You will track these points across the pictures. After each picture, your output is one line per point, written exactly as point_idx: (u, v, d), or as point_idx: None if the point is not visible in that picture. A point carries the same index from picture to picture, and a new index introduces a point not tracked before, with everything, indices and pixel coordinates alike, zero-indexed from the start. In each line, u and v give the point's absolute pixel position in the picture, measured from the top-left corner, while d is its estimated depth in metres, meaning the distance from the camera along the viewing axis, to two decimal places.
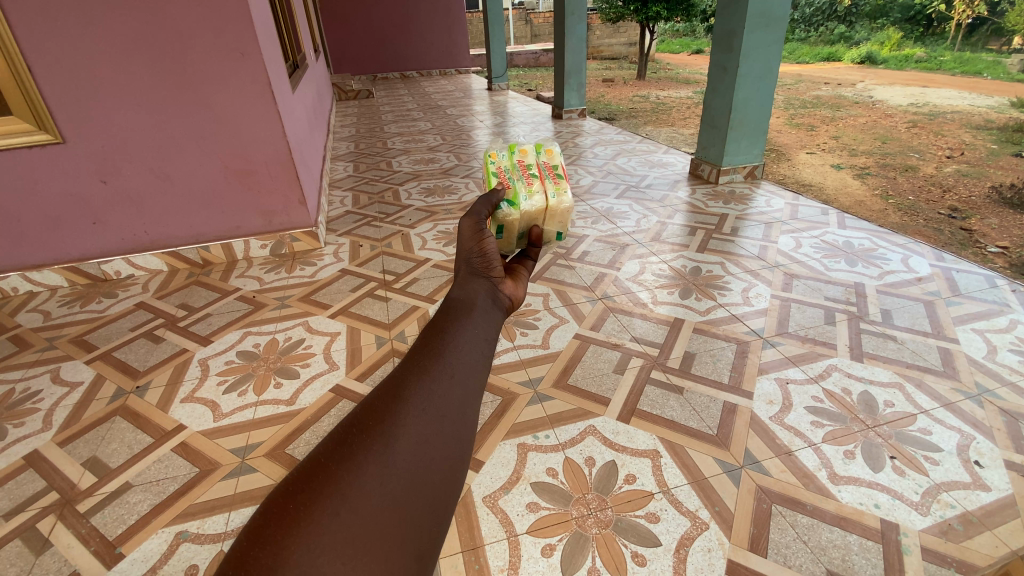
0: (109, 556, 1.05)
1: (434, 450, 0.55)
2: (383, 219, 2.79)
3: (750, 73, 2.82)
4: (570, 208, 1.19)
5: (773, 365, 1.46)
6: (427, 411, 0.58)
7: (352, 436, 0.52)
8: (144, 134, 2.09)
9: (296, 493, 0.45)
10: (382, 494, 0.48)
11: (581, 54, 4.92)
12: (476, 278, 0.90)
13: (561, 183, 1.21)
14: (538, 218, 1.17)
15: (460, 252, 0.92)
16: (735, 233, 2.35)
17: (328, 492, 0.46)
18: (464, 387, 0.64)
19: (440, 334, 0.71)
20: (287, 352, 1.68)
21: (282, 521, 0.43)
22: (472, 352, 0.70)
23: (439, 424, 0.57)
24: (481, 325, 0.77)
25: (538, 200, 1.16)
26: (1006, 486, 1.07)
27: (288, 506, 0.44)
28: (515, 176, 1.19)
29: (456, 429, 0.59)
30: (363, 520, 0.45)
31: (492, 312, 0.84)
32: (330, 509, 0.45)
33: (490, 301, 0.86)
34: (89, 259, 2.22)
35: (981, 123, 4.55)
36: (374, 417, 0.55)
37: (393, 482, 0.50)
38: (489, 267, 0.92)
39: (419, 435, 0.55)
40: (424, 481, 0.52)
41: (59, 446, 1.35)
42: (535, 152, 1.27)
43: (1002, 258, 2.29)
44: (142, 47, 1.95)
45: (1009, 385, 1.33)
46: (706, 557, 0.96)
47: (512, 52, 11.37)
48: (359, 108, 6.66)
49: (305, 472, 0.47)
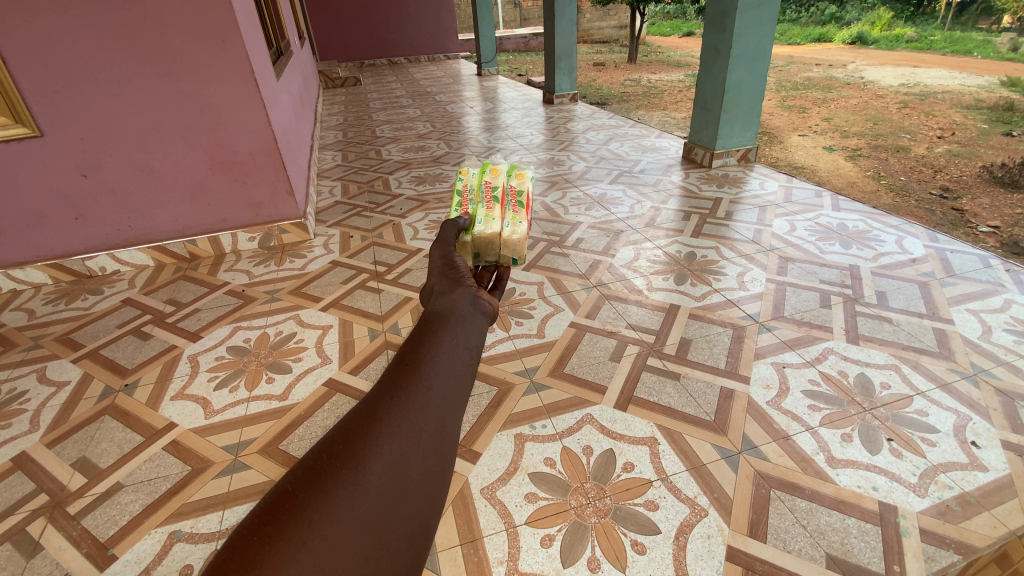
0: (101, 558, 1.03)
1: (415, 460, 0.45)
2: (374, 209, 2.75)
3: (743, 53, 2.77)
4: (523, 239, 1.21)
5: (768, 350, 1.45)
6: (406, 416, 0.48)
7: (323, 455, 0.43)
8: (124, 125, 2.02)
9: (259, 524, 0.36)
10: (355, 516, 0.39)
11: (572, 37, 4.84)
12: (448, 287, 0.77)
13: (519, 213, 1.27)
14: (493, 243, 1.22)
15: (432, 272, 0.84)
16: (729, 217, 2.33)
17: (294, 520, 0.37)
18: (449, 382, 0.54)
19: (417, 335, 0.61)
20: (278, 346, 1.65)
21: (246, 556, 0.34)
22: (456, 346, 0.60)
23: (419, 428, 0.48)
24: (461, 328, 0.64)
25: (494, 226, 1.21)
26: (1003, 466, 1.07)
27: (250, 540, 0.35)
28: (477, 199, 1.29)
29: (441, 430, 0.49)
30: (334, 546, 0.36)
31: (473, 319, 0.68)
32: (297, 539, 0.36)
33: (465, 303, 0.71)
34: (73, 255, 2.17)
35: (971, 103, 4.55)
36: (344, 430, 0.46)
37: (366, 499, 0.41)
38: (464, 276, 0.80)
39: (398, 441, 0.46)
40: (402, 494, 0.43)
41: (47, 446, 1.33)
42: (508, 176, 1.36)
43: (993, 237, 2.30)
44: (119, 35, 1.88)
45: (1005, 364, 1.33)
46: (706, 544, 0.96)
47: (503, 36, 11.20)
48: (347, 96, 6.56)
49: (267, 503, 0.38)
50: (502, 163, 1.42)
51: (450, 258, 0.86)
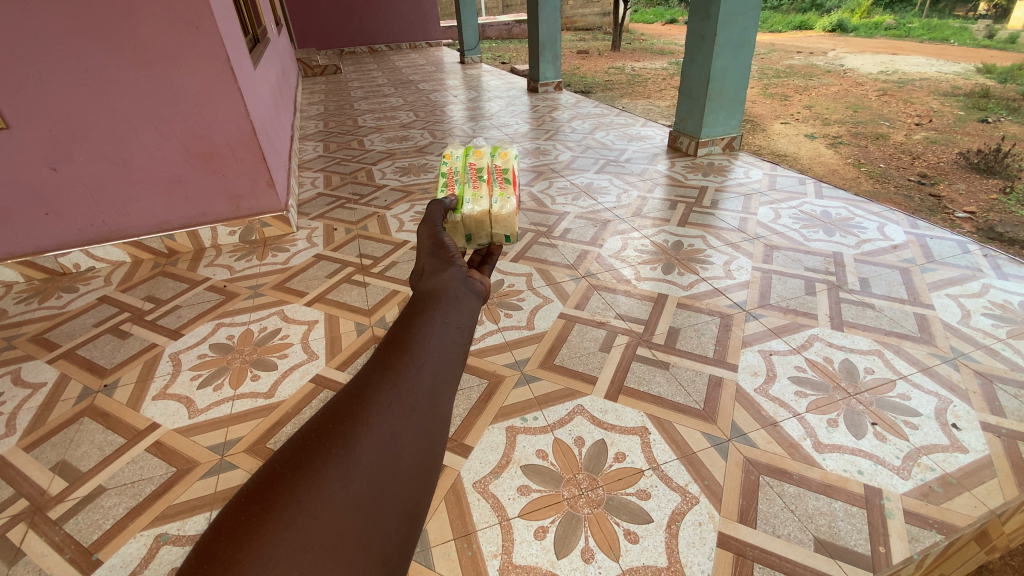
0: (86, 563, 1.00)
1: (405, 441, 0.44)
2: (358, 201, 2.70)
3: (728, 41, 2.77)
4: (513, 215, 1.23)
5: (756, 338, 1.47)
6: (397, 394, 0.47)
7: (312, 433, 0.41)
8: (94, 117, 1.94)
9: (245, 502, 0.34)
10: (344, 496, 0.38)
11: (556, 24, 4.79)
12: (438, 266, 0.75)
13: (507, 190, 1.27)
14: (484, 222, 1.24)
15: (421, 252, 0.82)
16: (715, 206, 2.35)
17: (283, 499, 0.35)
18: (440, 362, 0.53)
19: (408, 313, 0.59)
20: (263, 342, 1.62)
21: (234, 535, 0.32)
22: (448, 326, 0.59)
23: (410, 408, 0.47)
24: (453, 307, 0.63)
25: (483, 204, 1.23)
26: (982, 447, 1.10)
27: (238, 518, 0.33)
28: (462, 180, 1.29)
29: (432, 412, 0.48)
30: (324, 524, 0.35)
31: (464, 300, 0.67)
32: (286, 517, 0.34)
33: (457, 284, 0.69)
34: (46, 252, 2.10)
35: (948, 90, 4.63)
36: (334, 409, 0.44)
37: (356, 479, 0.39)
38: (454, 256, 0.78)
39: (388, 420, 0.45)
40: (393, 474, 0.42)
41: (24, 450, 1.29)
42: (492, 156, 1.34)
43: (969, 222, 2.35)
44: (85, 21, 1.79)
45: (983, 348, 1.37)
46: (697, 532, 0.97)
47: (484, 22, 11.03)
48: (326, 84, 6.41)
49: (254, 481, 0.36)
50: (483, 143, 1.38)
51: (439, 239, 0.84)
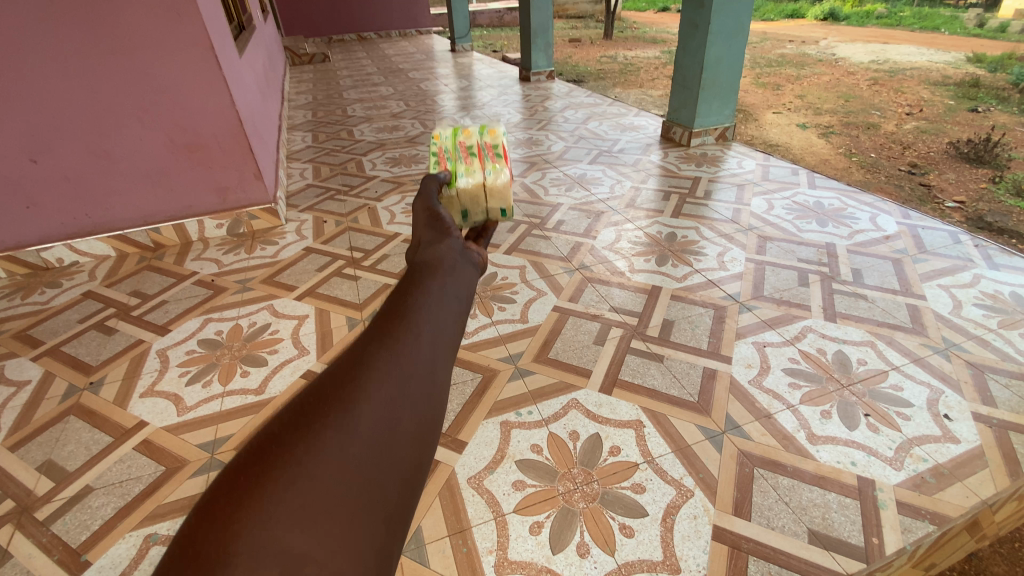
0: (74, 565, 0.99)
1: (406, 402, 0.41)
2: (348, 192, 2.66)
3: (721, 29, 2.74)
4: (508, 185, 1.20)
5: (750, 330, 1.47)
6: (396, 356, 0.44)
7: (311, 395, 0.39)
8: (74, 107, 1.88)
9: (242, 467, 0.33)
10: (343, 457, 0.35)
11: (548, 11, 4.71)
12: (435, 237, 0.71)
13: (499, 163, 1.24)
14: (479, 195, 1.19)
15: (418, 225, 0.78)
16: (708, 197, 2.34)
17: (279, 461, 0.33)
18: (441, 324, 0.49)
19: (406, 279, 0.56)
20: (252, 337, 1.60)
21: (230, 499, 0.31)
22: (448, 292, 0.55)
23: (411, 369, 0.43)
24: (451, 275, 0.59)
25: (477, 177, 1.19)
26: (973, 437, 1.11)
27: (235, 482, 0.32)
28: (454, 156, 1.25)
29: (435, 373, 0.45)
30: (322, 486, 0.33)
31: (462, 270, 0.63)
32: (283, 479, 0.32)
33: (454, 254, 0.66)
34: (28, 247, 2.05)
35: (938, 79, 4.65)
36: (332, 373, 0.42)
37: (355, 441, 0.37)
38: (451, 227, 0.74)
39: (388, 382, 0.41)
40: (395, 435, 0.39)
41: (8, 450, 1.26)
42: (480, 134, 1.31)
43: (959, 212, 2.37)
44: (62, 7, 1.73)
45: (974, 338, 1.38)
46: (692, 525, 0.97)
47: (475, 9, 10.86)
48: (314, 73, 6.29)
49: (253, 445, 0.35)
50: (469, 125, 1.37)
51: (435, 212, 0.80)
